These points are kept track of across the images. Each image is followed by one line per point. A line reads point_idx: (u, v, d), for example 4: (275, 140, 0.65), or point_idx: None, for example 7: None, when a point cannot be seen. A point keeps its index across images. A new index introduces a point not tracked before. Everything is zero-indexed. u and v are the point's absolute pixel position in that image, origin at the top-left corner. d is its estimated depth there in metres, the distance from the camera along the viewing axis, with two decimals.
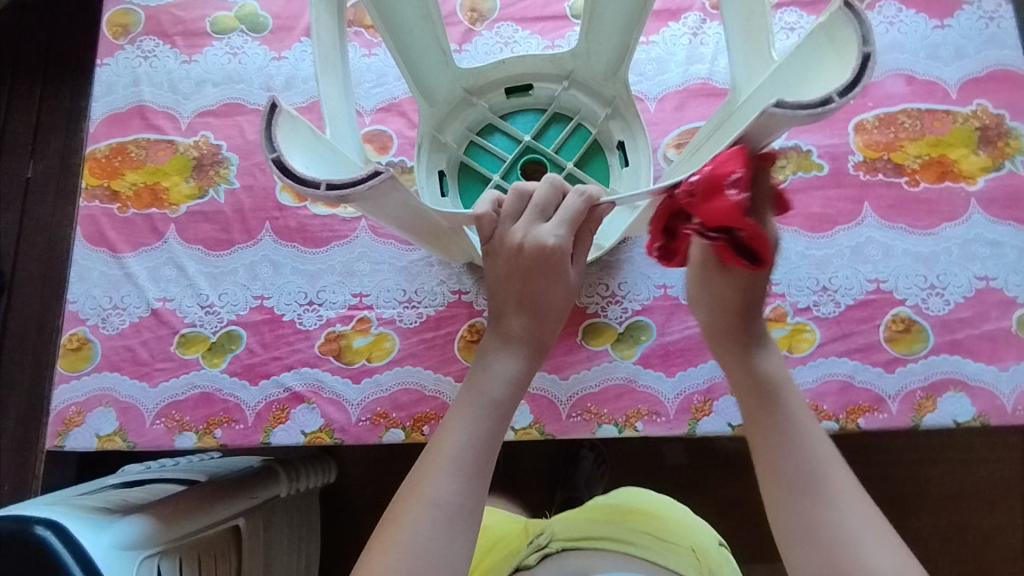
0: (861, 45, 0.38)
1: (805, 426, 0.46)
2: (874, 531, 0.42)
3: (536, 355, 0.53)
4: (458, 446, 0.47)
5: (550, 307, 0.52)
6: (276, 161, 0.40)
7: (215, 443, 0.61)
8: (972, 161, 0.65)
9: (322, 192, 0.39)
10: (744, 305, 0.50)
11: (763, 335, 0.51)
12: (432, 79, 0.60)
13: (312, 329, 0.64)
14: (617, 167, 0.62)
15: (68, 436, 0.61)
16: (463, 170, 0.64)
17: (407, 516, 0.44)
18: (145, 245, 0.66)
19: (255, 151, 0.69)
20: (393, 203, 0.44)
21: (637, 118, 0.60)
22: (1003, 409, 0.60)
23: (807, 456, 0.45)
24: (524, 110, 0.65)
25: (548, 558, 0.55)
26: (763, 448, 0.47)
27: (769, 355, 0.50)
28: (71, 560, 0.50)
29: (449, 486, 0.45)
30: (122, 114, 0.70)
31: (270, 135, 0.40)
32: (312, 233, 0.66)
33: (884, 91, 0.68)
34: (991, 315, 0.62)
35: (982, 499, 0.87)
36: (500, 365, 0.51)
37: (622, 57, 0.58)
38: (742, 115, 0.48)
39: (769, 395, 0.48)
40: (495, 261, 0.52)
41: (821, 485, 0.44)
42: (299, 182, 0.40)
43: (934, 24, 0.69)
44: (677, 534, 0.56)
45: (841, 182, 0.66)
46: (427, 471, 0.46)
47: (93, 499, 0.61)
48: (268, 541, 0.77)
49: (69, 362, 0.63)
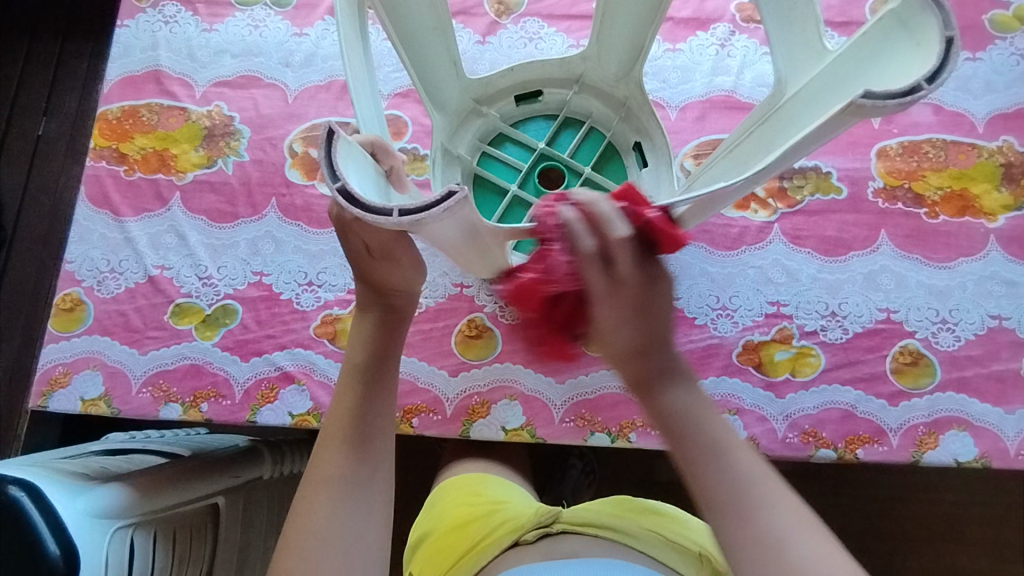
0: (943, 28, 0.36)
1: (735, 452, 0.41)
2: (821, 547, 0.37)
3: (400, 312, 0.52)
4: (346, 422, 0.48)
5: (380, 276, 0.49)
6: (340, 190, 0.36)
7: (200, 417, 0.60)
8: (994, 198, 0.64)
9: (394, 219, 0.35)
10: (643, 347, 0.43)
11: (673, 362, 0.43)
12: (443, 89, 0.59)
13: (309, 310, 0.63)
14: (636, 168, 0.60)
15: (52, 397, 0.60)
16: (478, 182, 0.61)
17: (317, 502, 0.45)
18: (149, 211, 0.65)
19: (268, 126, 0.68)
20: (458, 230, 0.40)
21: (653, 119, 0.58)
22: (1006, 452, 0.58)
23: (738, 486, 0.39)
24: (534, 117, 0.63)
25: (547, 537, 0.53)
26: (692, 490, 0.40)
27: (677, 390, 0.42)
28: (40, 521, 0.48)
29: (341, 464, 0.46)
30: (137, 77, 0.69)
31: (331, 162, 0.36)
32: (318, 213, 0.65)
33: (910, 118, 0.66)
34: (1002, 355, 0.60)
35: (973, 544, 0.85)
36: (360, 330, 0.51)
37: (635, 58, 0.57)
38: (794, 111, 0.45)
39: (684, 432, 0.41)
40: (347, 239, 0.47)
41: (748, 507, 0.38)
42: (367, 211, 0.35)
43: (966, 56, 0.68)
44: (688, 535, 0.54)
45: (860, 208, 0.65)
46: (324, 447, 0.47)
47: (73, 463, 0.60)
48: (246, 524, 0.75)
49: (59, 322, 0.62)
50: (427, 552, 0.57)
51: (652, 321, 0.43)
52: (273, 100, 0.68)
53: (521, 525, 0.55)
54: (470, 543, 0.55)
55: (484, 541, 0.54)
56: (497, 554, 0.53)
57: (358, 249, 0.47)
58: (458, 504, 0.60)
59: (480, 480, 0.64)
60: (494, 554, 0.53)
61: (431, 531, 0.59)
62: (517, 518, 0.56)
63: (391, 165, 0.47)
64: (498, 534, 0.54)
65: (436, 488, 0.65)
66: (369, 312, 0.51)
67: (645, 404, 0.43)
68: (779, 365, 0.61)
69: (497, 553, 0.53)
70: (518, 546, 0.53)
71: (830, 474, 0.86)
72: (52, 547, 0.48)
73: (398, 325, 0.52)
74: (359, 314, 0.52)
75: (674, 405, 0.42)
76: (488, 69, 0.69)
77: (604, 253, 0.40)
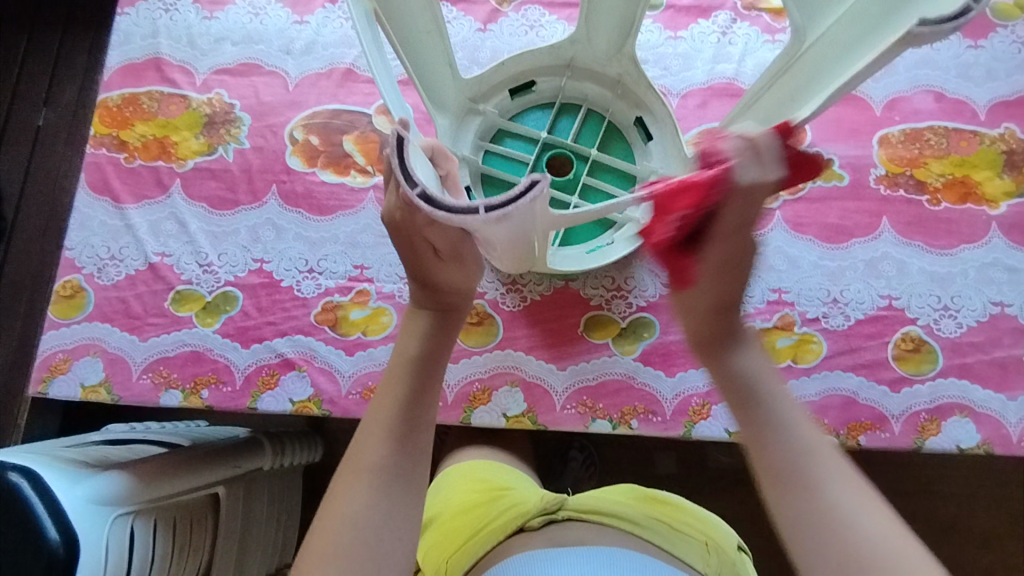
0: None
1: (796, 421, 0.42)
2: (886, 528, 0.38)
3: (454, 311, 0.50)
4: (392, 412, 0.45)
5: (438, 275, 0.47)
6: (422, 195, 0.37)
7: (200, 403, 0.60)
8: (995, 184, 0.64)
9: (482, 216, 0.37)
10: (720, 306, 0.45)
11: (741, 330, 0.46)
12: (441, 88, 0.57)
13: (309, 297, 0.63)
14: (640, 142, 0.61)
15: (52, 383, 0.60)
16: (486, 181, 0.61)
17: (349, 487, 0.43)
18: (149, 197, 0.65)
19: (268, 113, 0.67)
20: (524, 228, 0.42)
21: (649, 90, 0.59)
22: (1008, 439, 0.58)
23: (800, 459, 0.41)
24: (529, 109, 0.63)
25: (553, 523, 0.53)
26: (756, 457, 0.42)
27: (744, 355, 0.45)
28: (39, 504, 0.48)
29: (387, 452, 0.44)
30: (137, 64, 0.69)
31: (406, 167, 0.37)
32: (318, 200, 0.65)
33: (912, 106, 0.66)
34: (1003, 342, 0.60)
35: (974, 535, 0.85)
36: (412, 324, 0.49)
37: (623, 37, 0.57)
38: (822, 57, 0.43)
39: (747, 397, 0.44)
40: (399, 236, 0.45)
41: (811, 481, 0.40)
42: (452, 211, 0.37)
43: (968, 44, 0.68)
44: (692, 526, 0.54)
45: (861, 195, 0.64)
46: (368, 435, 0.45)
47: (74, 452, 0.60)
48: (246, 516, 0.75)
49: (60, 309, 0.62)
50: (429, 538, 0.57)
51: (735, 280, 0.44)
52: (273, 87, 0.68)
53: (527, 510, 0.55)
54: (474, 528, 0.55)
55: (490, 526, 0.54)
56: (503, 539, 0.53)
57: (414, 247, 0.45)
58: (463, 491, 0.60)
59: (483, 467, 0.64)
60: (499, 538, 0.53)
61: (435, 517, 0.59)
62: (522, 505, 0.56)
63: (447, 171, 0.47)
64: (503, 520, 0.54)
65: (440, 475, 0.65)
66: (423, 311, 0.49)
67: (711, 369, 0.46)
68: (780, 352, 0.61)
69: (503, 537, 0.53)
70: (524, 531, 0.53)
71: None
72: (53, 533, 0.47)
73: (452, 327, 0.50)
74: (414, 312, 0.50)
75: (733, 377, 0.44)
76: (488, 58, 0.69)
77: (749, 193, 0.39)
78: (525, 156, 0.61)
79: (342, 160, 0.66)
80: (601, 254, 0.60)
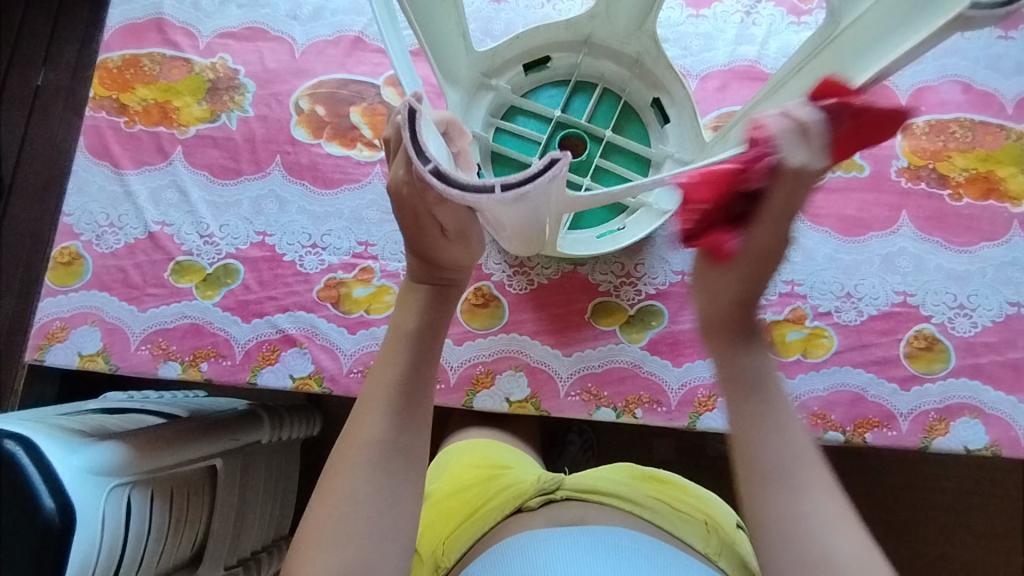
0: None
1: (790, 422, 0.42)
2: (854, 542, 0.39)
3: (451, 287, 0.48)
4: (391, 386, 0.44)
5: (442, 253, 0.45)
6: (435, 172, 0.36)
7: (199, 376, 0.59)
8: (1019, 181, 0.62)
9: (498, 195, 0.35)
10: (743, 301, 0.45)
11: (753, 326, 0.46)
12: (454, 62, 0.55)
13: (312, 273, 0.61)
14: (656, 125, 0.60)
15: (48, 351, 0.59)
16: (495, 160, 0.59)
17: (346, 461, 0.42)
18: (149, 164, 0.63)
19: (274, 81, 0.65)
20: (538, 210, 0.41)
21: (668, 71, 0.57)
22: (1017, 441, 0.57)
23: (783, 458, 0.41)
24: (543, 85, 0.61)
25: (551, 503, 0.52)
26: (740, 441, 0.42)
27: (755, 355, 0.45)
28: (35, 475, 0.47)
29: (385, 428, 0.43)
30: (138, 25, 0.66)
31: (418, 142, 0.36)
32: (323, 173, 0.63)
33: (938, 97, 0.64)
34: (1019, 343, 0.59)
35: (971, 532, 0.85)
36: (409, 300, 0.48)
37: (645, 13, 0.54)
38: (862, 40, 0.40)
39: (750, 394, 0.43)
40: (402, 209, 0.43)
41: (787, 488, 0.40)
42: (467, 191, 0.36)
43: (999, 34, 0.66)
44: (691, 507, 0.54)
45: (881, 187, 0.63)
46: (366, 407, 0.44)
47: (71, 420, 0.59)
48: (243, 488, 0.75)
49: (57, 276, 0.61)
50: (428, 518, 0.57)
51: (761, 275, 0.44)
52: (279, 54, 0.66)
53: (525, 492, 0.54)
54: (473, 508, 0.54)
55: (491, 507, 0.53)
56: (500, 519, 0.52)
57: (417, 224, 0.43)
58: (462, 470, 0.60)
59: (484, 446, 0.64)
60: (497, 518, 0.52)
61: (433, 494, 0.59)
62: (519, 486, 0.55)
63: (459, 148, 0.46)
64: (500, 501, 0.53)
65: (441, 455, 0.65)
66: (422, 286, 0.48)
67: (719, 357, 0.46)
68: (790, 345, 0.60)
69: (500, 518, 0.52)
70: (522, 512, 0.52)
71: (833, 457, 0.86)
72: (49, 502, 0.46)
73: (451, 303, 0.48)
74: (412, 285, 0.48)
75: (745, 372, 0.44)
76: (503, 30, 0.66)
77: (798, 179, 0.39)
78: (536, 135, 0.59)
79: (349, 132, 0.64)
80: (613, 239, 0.58)
